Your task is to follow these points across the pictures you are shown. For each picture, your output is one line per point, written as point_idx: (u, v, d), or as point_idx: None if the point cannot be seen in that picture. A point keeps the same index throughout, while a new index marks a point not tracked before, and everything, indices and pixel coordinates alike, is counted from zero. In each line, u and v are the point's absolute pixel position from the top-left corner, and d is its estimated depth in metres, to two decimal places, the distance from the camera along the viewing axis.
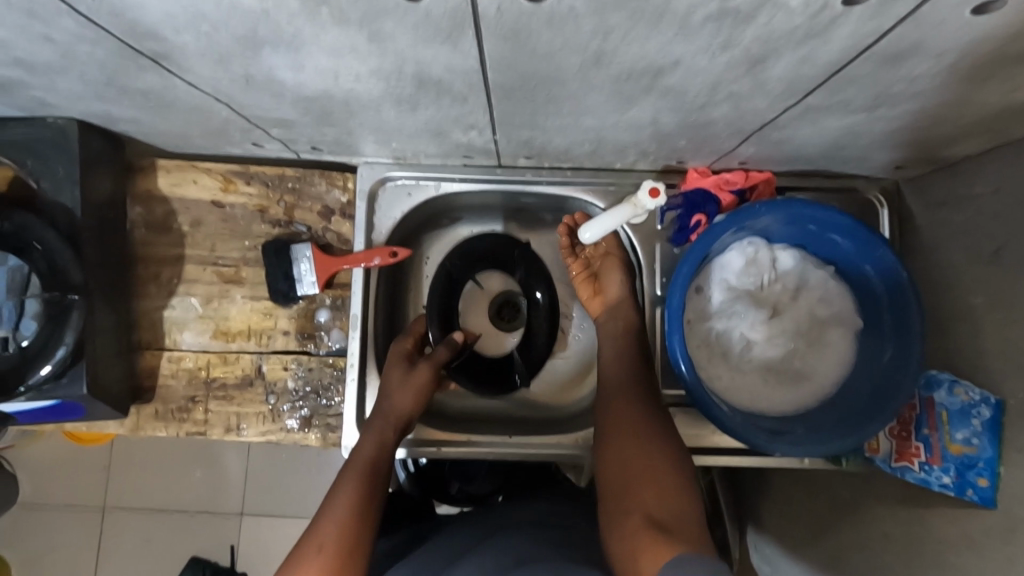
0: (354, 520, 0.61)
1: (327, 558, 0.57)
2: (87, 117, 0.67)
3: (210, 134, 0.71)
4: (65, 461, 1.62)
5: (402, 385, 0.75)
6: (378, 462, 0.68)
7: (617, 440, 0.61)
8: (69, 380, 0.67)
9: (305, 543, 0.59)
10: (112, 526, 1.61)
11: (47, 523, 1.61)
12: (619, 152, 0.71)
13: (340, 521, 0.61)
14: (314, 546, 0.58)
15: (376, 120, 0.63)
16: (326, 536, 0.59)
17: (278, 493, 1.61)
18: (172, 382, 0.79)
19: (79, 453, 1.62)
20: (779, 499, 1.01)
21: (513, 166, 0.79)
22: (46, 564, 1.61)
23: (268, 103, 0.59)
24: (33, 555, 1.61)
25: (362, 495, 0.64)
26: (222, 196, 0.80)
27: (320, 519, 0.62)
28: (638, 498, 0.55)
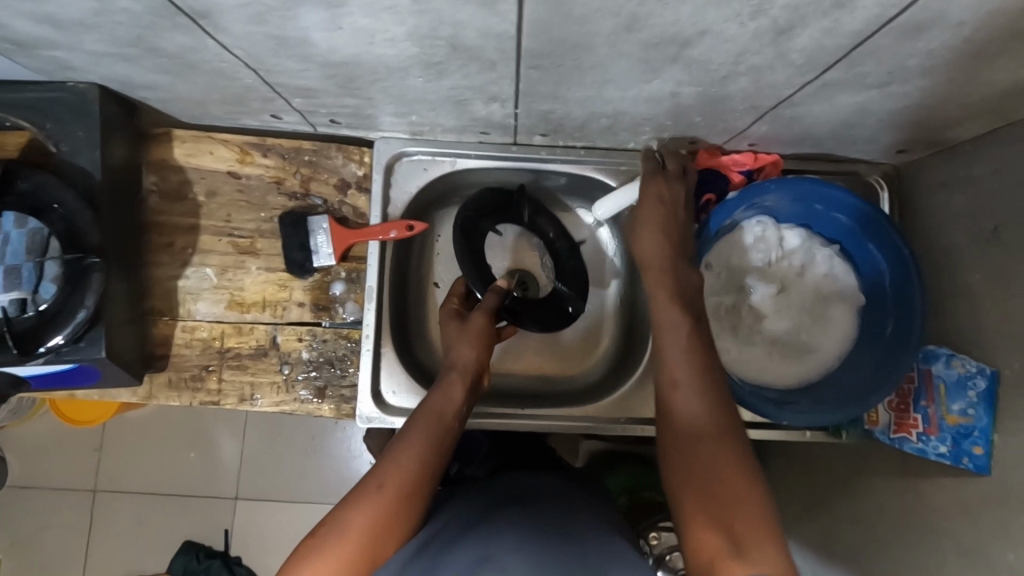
0: (421, 470, 0.61)
1: (383, 498, 0.58)
2: (106, 82, 0.67)
3: (230, 102, 0.72)
4: (56, 444, 1.61)
5: (462, 338, 0.74)
6: (445, 417, 0.67)
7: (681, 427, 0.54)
8: (83, 343, 0.67)
9: (365, 479, 0.60)
10: (103, 510, 1.60)
11: (36, 507, 1.60)
12: (634, 129, 0.73)
13: (409, 464, 0.61)
14: (375, 483, 0.59)
15: (401, 89, 0.64)
16: (390, 475, 0.60)
17: (273, 477, 1.61)
18: (185, 352, 0.79)
19: (71, 436, 1.61)
20: (775, 483, 1.04)
21: (528, 143, 0.81)
22: (35, 548, 1.59)
23: (296, 68, 0.59)
24: (21, 539, 1.59)
25: (431, 444, 0.63)
26: (238, 166, 0.80)
27: (388, 456, 0.62)
28: (722, 523, 0.48)
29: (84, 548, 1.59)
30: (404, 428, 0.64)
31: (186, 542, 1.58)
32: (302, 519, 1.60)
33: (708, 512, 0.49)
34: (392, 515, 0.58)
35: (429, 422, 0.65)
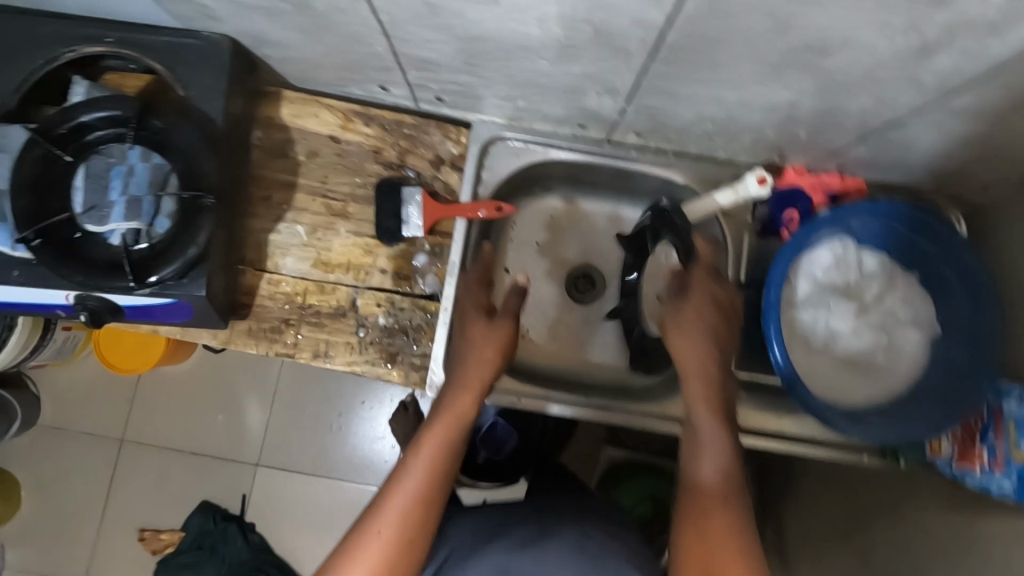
0: (424, 506, 0.61)
1: (384, 547, 0.58)
2: (239, 35, 0.71)
3: (348, 68, 0.75)
4: (93, 390, 1.65)
5: (484, 344, 0.73)
6: (453, 436, 0.67)
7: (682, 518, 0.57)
8: (187, 280, 0.70)
9: (369, 522, 0.60)
10: (128, 461, 1.62)
11: (63, 449, 1.63)
12: (732, 138, 0.76)
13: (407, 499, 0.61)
14: (375, 530, 0.59)
15: (523, 73, 0.67)
16: (389, 521, 0.59)
17: (295, 449, 1.63)
18: (268, 303, 0.81)
19: (108, 383, 1.65)
20: (809, 514, 1.03)
21: (620, 141, 0.83)
22: (57, 490, 1.61)
23: (432, 40, 0.62)
24: (44, 479, 1.62)
25: (436, 475, 0.63)
26: (340, 132, 0.83)
27: (389, 488, 0.62)
28: None
29: (104, 496, 1.61)
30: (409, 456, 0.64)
31: (205, 502, 1.60)
32: (318, 494, 1.61)
33: None
34: (394, 559, 0.58)
35: (438, 451, 0.65)
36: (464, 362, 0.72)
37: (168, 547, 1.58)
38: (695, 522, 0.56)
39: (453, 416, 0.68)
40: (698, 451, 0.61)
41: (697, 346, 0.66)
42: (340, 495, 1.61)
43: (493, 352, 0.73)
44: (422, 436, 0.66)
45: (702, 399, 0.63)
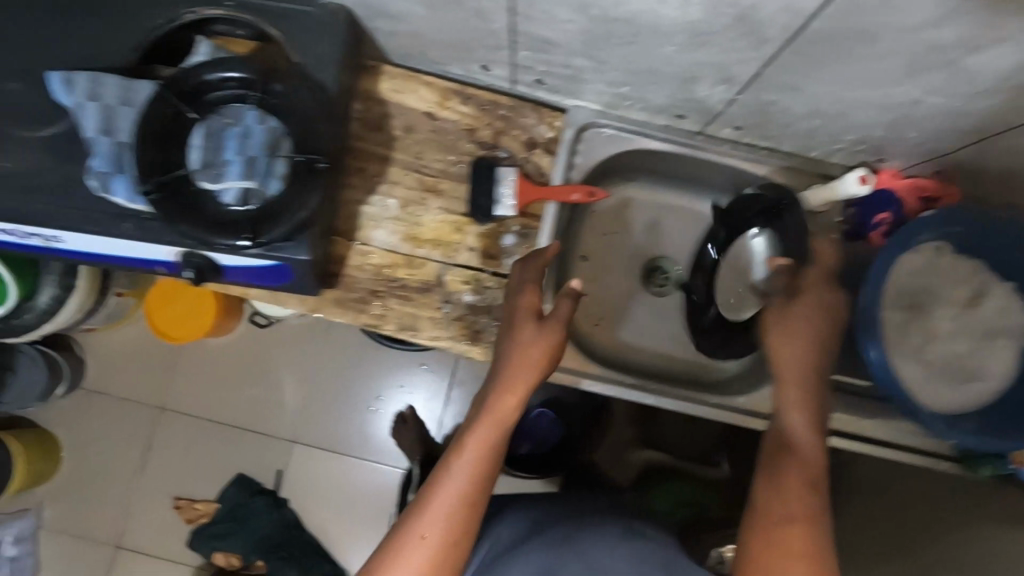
0: (465, 513, 0.62)
1: (429, 550, 0.60)
2: (357, 6, 0.72)
3: (458, 45, 0.76)
4: (140, 357, 1.67)
5: (528, 345, 0.69)
6: (492, 445, 0.64)
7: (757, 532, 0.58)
8: (292, 243, 0.70)
9: (411, 523, 0.61)
10: (169, 429, 1.64)
11: (107, 413, 1.65)
12: (835, 136, 0.76)
13: (449, 506, 0.61)
14: (418, 534, 0.60)
15: (642, 57, 0.67)
16: (431, 526, 0.60)
17: (329, 428, 1.64)
18: (357, 274, 0.82)
19: (155, 350, 1.67)
20: (863, 522, 1.03)
21: (714, 134, 0.84)
22: (98, 452, 1.63)
23: (560, 18, 0.63)
24: (86, 441, 1.64)
25: (476, 482, 0.63)
26: (437, 109, 0.84)
27: (431, 491, 0.62)
28: None
29: (144, 461, 1.63)
30: (450, 457, 0.64)
31: (241, 476, 1.61)
32: (351, 474, 1.62)
33: None
34: (436, 561, 0.60)
35: (476, 455, 0.63)
36: (507, 357, 0.69)
37: (203, 516, 1.60)
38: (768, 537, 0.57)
39: (490, 428, 0.65)
40: (784, 456, 0.62)
41: (801, 352, 0.67)
42: (376, 477, 1.62)
43: (541, 357, 0.69)
44: (465, 439, 0.65)
45: (797, 405, 0.65)
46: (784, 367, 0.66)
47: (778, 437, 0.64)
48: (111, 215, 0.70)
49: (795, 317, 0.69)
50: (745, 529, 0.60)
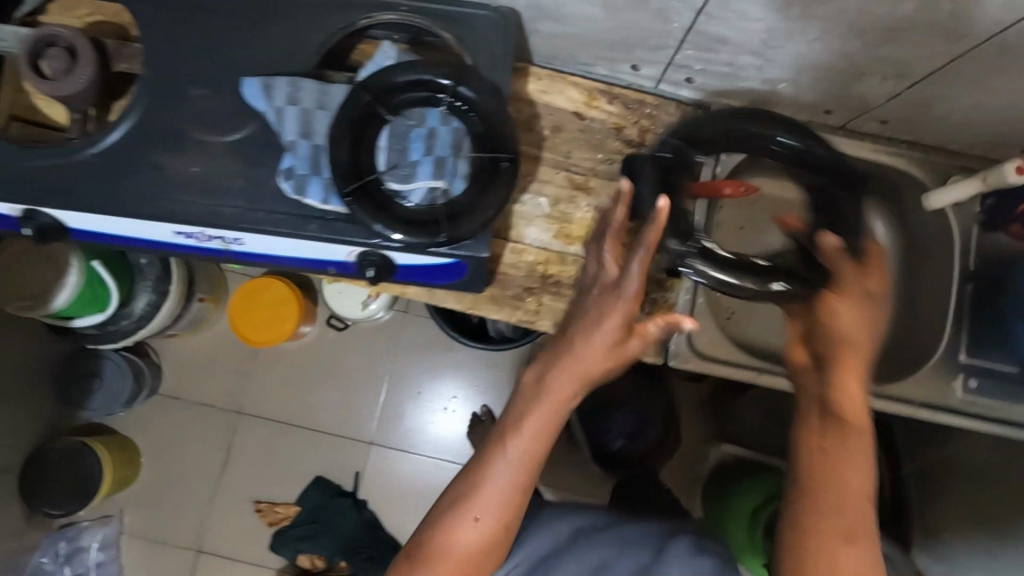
0: (516, 500, 0.62)
1: (483, 531, 0.62)
2: (528, 9, 0.74)
3: (619, 45, 0.78)
4: (208, 360, 1.61)
5: (601, 343, 0.64)
6: (547, 432, 0.63)
7: (815, 510, 0.60)
8: (474, 240, 0.72)
9: (462, 504, 0.62)
10: (242, 434, 1.58)
11: (177, 418, 1.58)
12: (988, 126, 0.78)
13: (501, 492, 0.62)
14: (471, 517, 0.62)
15: (818, 52, 0.69)
16: (485, 510, 0.62)
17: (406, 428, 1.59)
18: (511, 271, 0.84)
19: (223, 353, 1.61)
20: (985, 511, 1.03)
21: (856, 128, 0.86)
22: (169, 460, 1.57)
23: (751, 15, 0.65)
24: (156, 448, 1.57)
25: (527, 472, 0.62)
26: (583, 108, 0.86)
27: (483, 474, 0.62)
28: None
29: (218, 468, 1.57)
30: (504, 441, 0.63)
31: (316, 479, 1.56)
32: (432, 476, 1.57)
33: None
34: (490, 541, 0.62)
35: (530, 443, 0.62)
36: (574, 343, 0.65)
37: (284, 520, 1.54)
38: (814, 506, 0.60)
39: (538, 422, 0.63)
40: (840, 452, 0.62)
41: (863, 318, 0.67)
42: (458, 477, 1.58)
43: (600, 361, 0.64)
44: (518, 420, 0.63)
45: (852, 371, 0.64)
46: (853, 347, 0.66)
47: (821, 428, 0.64)
48: (296, 216, 0.71)
49: (851, 301, 0.68)
50: (790, 518, 0.61)
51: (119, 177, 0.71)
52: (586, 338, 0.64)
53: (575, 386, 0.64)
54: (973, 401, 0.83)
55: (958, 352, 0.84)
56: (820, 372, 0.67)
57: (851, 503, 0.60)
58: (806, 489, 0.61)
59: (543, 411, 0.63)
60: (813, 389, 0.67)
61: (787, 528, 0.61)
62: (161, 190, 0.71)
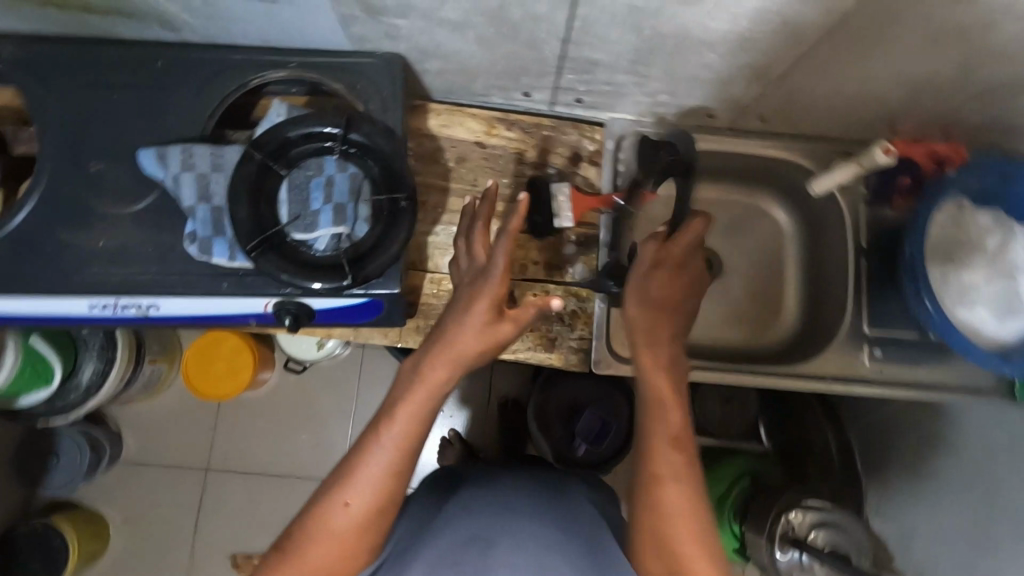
0: (394, 482, 0.60)
1: (353, 514, 0.59)
2: (410, 53, 0.78)
3: (503, 77, 0.82)
4: (170, 420, 1.59)
5: (473, 321, 0.63)
6: (425, 411, 0.61)
7: (648, 474, 0.63)
8: (384, 277, 0.75)
9: (339, 486, 0.60)
10: (211, 490, 1.56)
11: (144, 482, 1.56)
12: (855, 113, 0.84)
13: (381, 471, 0.60)
14: (341, 501, 0.60)
15: (683, 65, 0.74)
16: (358, 493, 0.60)
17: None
18: (433, 301, 0.87)
19: (185, 412, 1.60)
20: (919, 470, 1.08)
21: (742, 126, 0.91)
22: (141, 526, 1.54)
23: (611, 40, 0.70)
24: (128, 516, 1.54)
25: (405, 449, 0.61)
26: (484, 137, 0.89)
27: (361, 453, 0.61)
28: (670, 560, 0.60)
29: (192, 527, 1.54)
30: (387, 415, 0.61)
31: None
32: None
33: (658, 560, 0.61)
34: (370, 525, 0.61)
35: (407, 422, 0.61)
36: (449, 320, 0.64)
37: None
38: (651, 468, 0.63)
39: (416, 407, 0.61)
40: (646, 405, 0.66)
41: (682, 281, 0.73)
42: None
43: (477, 345, 0.63)
44: (398, 399, 0.62)
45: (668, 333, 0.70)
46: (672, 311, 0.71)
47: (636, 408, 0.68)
48: (208, 276, 0.73)
49: (659, 284, 0.72)
50: (636, 467, 0.65)
51: (29, 260, 0.73)
52: (459, 310, 0.65)
53: (443, 356, 0.62)
54: (881, 367, 0.88)
55: (862, 324, 0.89)
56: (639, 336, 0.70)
57: (667, 450, 0.64)
58: (644, 452, 0.65)
59: (421, 381, 0.62)
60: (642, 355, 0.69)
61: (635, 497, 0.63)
62: (72, 267, 0.73)
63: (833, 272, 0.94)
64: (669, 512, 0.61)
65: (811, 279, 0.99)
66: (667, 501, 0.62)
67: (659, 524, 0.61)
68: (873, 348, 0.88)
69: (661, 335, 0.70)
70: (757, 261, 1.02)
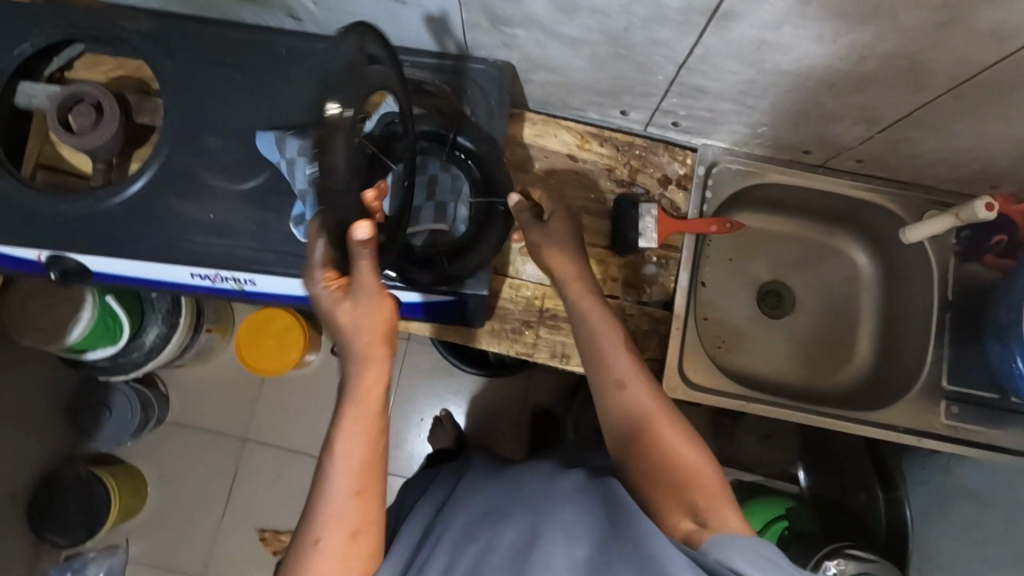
0: (358, 499, 0.56)
1: (331, 548, 0.54)
2: (521, 64, 0.80)
3: (606, 95, 0.83)
4: (214, 390, 1.61)
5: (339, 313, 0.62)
6: (365, 414, 0.59)
7: (629, 428, 0.61)
8: (474, 279, 0.77)
9: (309, 522, 0.56)
10: (247, 463, 1.58)
11: (182, 447, 1.58)
12: (957, 166, 0.83)
13: (343, 492, 0.56)
14: (315, 538, 0.55)
15: (792, 101, 0.75)
16: (326, 523, 0.55)
17: (406, 460, 1.45)
18: (510, 305, 0.88)
19: (229, 383, 1.61)
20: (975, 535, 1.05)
21: (835, 165, 0.91)
22: (175, 490, 1.56)
23: (726, 71, 0.70)
24: (164, 478, 1.56)
25: (367, 459, 0.58)
26: (576, 150, 0.90)
27: (321, 482, 0.57)
28: (678, 501, 0.55)
29: (223, 498, 1.55)
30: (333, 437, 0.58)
31: None
32: None
33: (670, 508, 0.55)
34: (350, 558, 0.55)
35: (357, 433, 0.58)
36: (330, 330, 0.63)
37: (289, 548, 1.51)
38: (622, 425, 0.61)
39: (365, 413, 0.59)
40: (594, 333, 0.67)
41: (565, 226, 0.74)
42: None
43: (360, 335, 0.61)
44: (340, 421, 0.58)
45: (573, 276, 0.71)
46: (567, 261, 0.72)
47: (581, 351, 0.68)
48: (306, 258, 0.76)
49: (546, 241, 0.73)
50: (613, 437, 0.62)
51: (142, 223, 0.76)
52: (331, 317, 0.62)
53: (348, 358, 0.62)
54: (957, 425, 0.86)
55: (940, 379, 0.88)
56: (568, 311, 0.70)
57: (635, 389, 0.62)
58: (614, 413, 0.62)
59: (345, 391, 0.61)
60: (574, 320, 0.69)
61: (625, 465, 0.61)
62: (180, 235, 0.76)
63: (913, 322, 0.92)
64: (658, 447, 0.58)
65: (886, 326, 0.97)
66: (653, 436, 0.59)
67: (656, 470, 0.57)
68: (949, 404, 0.87)
69: (578, 276, 0.71)
70: (830, 302, 1.01)
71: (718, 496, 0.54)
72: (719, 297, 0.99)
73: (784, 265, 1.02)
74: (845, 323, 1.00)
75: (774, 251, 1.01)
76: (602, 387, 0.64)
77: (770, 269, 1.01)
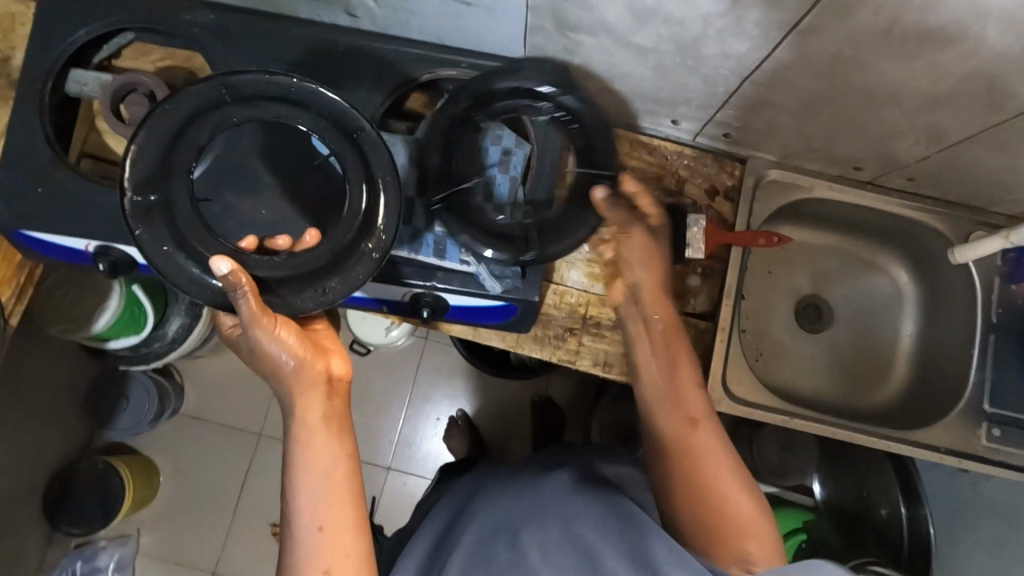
0: (322, 534, 0.58)
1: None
2: (580, 70, 0.79)
3: (661, 104, 0.83)
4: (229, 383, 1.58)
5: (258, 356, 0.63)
6: (316, 446, 0.61)
7: (677, 432, 0.66)
8: (523, 285, 0.76)
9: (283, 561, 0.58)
10: (261, 459, 1.55)
11: (197, 441, 1.56)
12: (1009, 187, 0.83)
13: (307, 525, 0.58)
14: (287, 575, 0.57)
15: (854, 115, 0.75)
16: (296, 560, 0.57)
17: (424, 460, 1.43)
18: (553, 312, 0.87)
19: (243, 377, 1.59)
20: (1002, 555, 1.04)
21: (883, 182, 0.91)
22: (187, 483, 1.53)
23: (794, 83, 0.70)
24: (178, 470, 1.54)
25: (328, 490, 0.60)
26: (625, 158, 0.90)
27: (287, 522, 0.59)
28: (714, 509, 0.60)
29: (236, 493, 1.53)
30: (287, 474, 0.60)
31: None
32: None
33: (703, 513, 0.60)
34: None
35: (311, 463, 0.60)
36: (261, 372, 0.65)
37: None
38: (670, 428, 0.66)
39: (313, 445, 0.61)
40: (665, 351, 0.73)
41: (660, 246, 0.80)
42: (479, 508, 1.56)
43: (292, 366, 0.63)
44: (295, 456, 0.61)
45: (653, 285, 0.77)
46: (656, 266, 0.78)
47: (656, 379, 0.71)
48: None
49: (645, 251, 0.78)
50: (656, 435, 0.67)
51: None
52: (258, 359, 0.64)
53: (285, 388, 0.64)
54: (999, 447, 0.86)
55: (982, 401, 0.88)
56: (634, 307, 0.78)
57: (690, 396, 0.68)
58: (663, 411, 0.68)
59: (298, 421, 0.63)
60: (636, 318, 0.77)
61: (663, 464, 0.65)
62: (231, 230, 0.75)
63: (955, 341, 0.92)
64: (704, 455, 0.63)
65: (925, 346, 0.97)
66: (702, 445, 0.64)
67: (697, 479, 0.62)
68: (991, 426, 0.86)
69: (656, 282, 0.77)
70: (867, 318, 1.01)
71: (751, 510, 0.60)
72: (757, 310, 0.99)
73: (823, 280, 1.02)
74: (882, 341, 1.00)
75: (813, 265, 1.01)
76: (664, 388, 0.70)
77: (809, 283, 1.01)
